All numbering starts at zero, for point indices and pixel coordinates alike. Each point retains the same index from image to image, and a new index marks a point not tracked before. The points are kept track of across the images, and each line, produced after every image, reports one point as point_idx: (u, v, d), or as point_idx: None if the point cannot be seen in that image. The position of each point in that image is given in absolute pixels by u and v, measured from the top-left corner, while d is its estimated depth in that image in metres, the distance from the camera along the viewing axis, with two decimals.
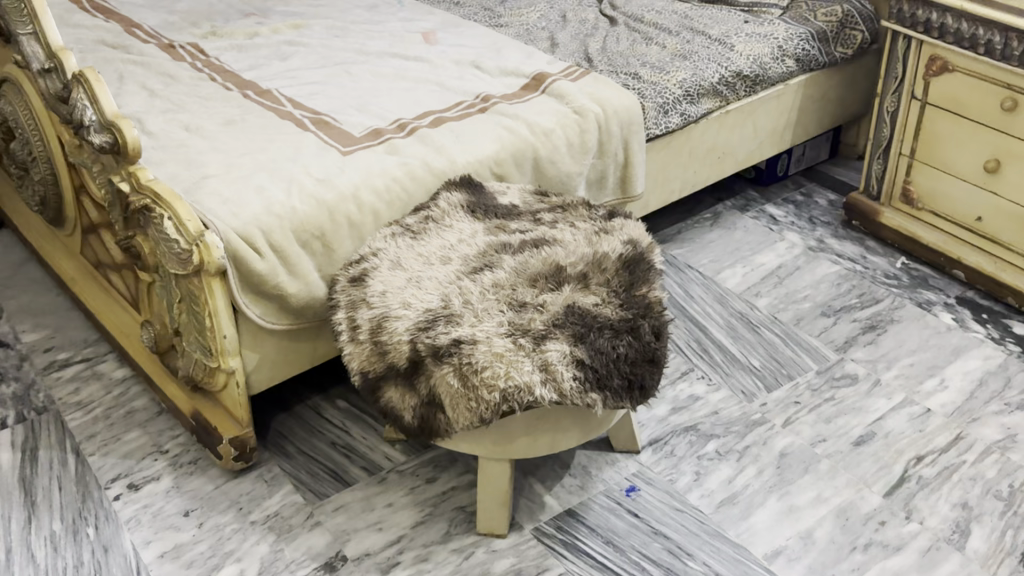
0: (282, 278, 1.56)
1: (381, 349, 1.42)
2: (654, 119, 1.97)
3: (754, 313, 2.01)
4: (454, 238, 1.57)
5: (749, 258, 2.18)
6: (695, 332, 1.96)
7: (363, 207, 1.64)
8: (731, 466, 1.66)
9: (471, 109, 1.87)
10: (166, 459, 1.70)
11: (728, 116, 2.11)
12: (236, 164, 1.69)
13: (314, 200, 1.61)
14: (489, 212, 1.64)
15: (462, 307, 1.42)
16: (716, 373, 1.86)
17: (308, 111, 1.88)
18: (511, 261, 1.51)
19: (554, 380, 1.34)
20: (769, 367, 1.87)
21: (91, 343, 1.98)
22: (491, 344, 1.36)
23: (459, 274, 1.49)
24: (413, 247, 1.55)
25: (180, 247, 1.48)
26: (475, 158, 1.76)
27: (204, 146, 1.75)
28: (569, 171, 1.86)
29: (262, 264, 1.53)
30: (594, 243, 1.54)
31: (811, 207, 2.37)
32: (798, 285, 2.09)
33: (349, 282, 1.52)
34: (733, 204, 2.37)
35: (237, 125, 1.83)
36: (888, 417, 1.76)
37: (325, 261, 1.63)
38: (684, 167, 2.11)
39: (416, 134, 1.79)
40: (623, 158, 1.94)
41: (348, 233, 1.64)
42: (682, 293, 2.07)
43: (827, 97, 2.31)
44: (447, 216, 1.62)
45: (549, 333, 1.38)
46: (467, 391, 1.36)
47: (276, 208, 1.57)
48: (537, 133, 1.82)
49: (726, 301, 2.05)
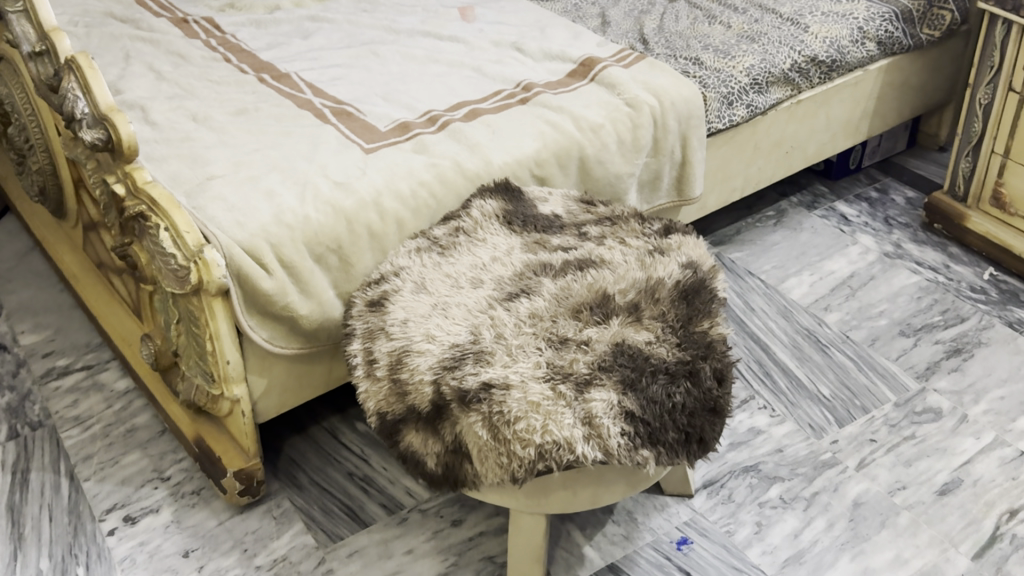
0: (293, 297, 1.38)
1: (400, 388, 1.24)
2: (716, 112, 1.75)
3: (823, 330, 1.81)
4: (488, 255, 1.38)
5: (817, 264, 1.97)
6: (756, 352, 1.76)
7: (386, 215, 1.45)
8: (798, 517, 1.46)
9: (510, 100, 1.67)
10: (167, 488, 1.54)
11: (799, 106, 1.88)
12: (246, 164, 1.51)
13: (331, 207, 1.42)
14: (527, 224, 1.44)
15: (493, 342, 1.24)
16: (780, 402, 1.66)
17: (329, 99, 1.68)
18: (551, 286, 1.31)
19: (598, 436, 1.15)
20: (840, 398, 1.66)
21: (93, 347, 1.82)
22: (526, 390, 1.18)
23: (491, 300, 1.30)
24: (440, 265, 1.36)
25: (177, 262, 1.31)
26: (514, 158, 1.55)
27: (212, 141, 1.57)
28: (618, 172, 1.65)
29: (270, 283, 1.35)
30: (647, 266, 1.34)
31: (886, 206, 2.14)
32: (872, 298, 1.88)
33: (366, 305, 1.33)
34: (799, 201, 2.15)
35: (249, 115, 1.64)
36: (976, 461, 1.55)
37: (342, 279, 1.44)
38: (748, 163, 1.89)
39: (447, 130, 1.59)
40: (680, 157, 1.73)
41: (368, 244, 1.45)
42: (742, 305, 1.86)
43: (908, 83, 2.07)
44: (479, 228, 1.43)
45: (594, 379, 1.19)
46: (497, 445, 1.17)
47: (286, 217, 1.39)
48: (584, 129, 1.62)
49: (791, 316, 1.84)
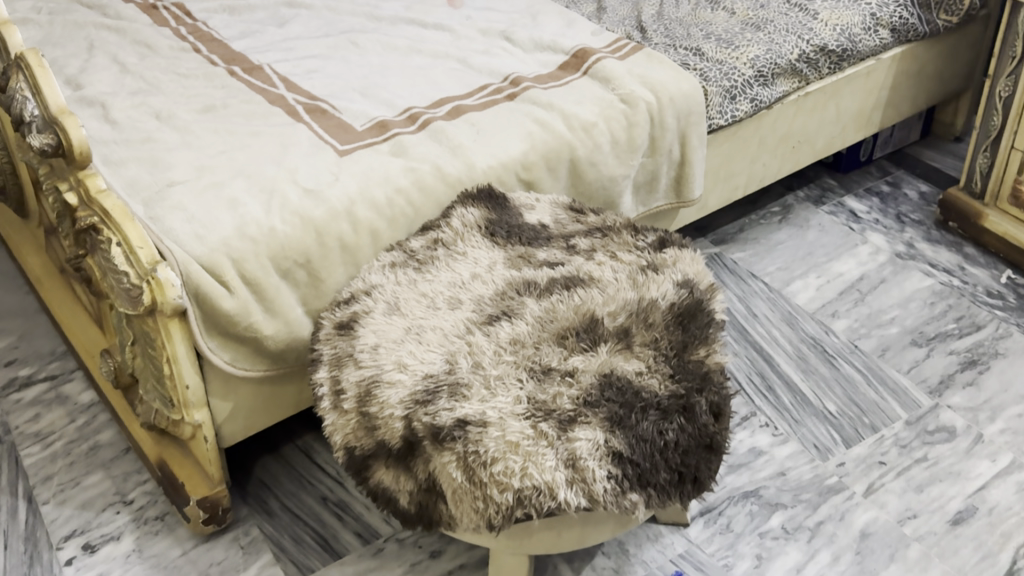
0: (257, 317, 1.27)
1: (369, 422, 1.14)
2: (718, 107, 1.63)
3: (830, 338, 1.70)
4: (468, 271, 1.27)
5: (824, 266, 1.86)
6: (758, 363, 1.65)
7: (359, 226, 1.35)
8: (801, 549, 1.37)
9: (496, 96, 1.56)
10: (129, 513, 1.45)
11: (807, 98, 1.76)
12: (210, 168, 1.40)
13: (299, 218, 1.31)
14: (512, 236, 1.33)
15: (470, 372, 1.13)
16: (783, 420, 1.56)
17: (303, 95, 1.57)
18: (535, 307, 1.21)
19: (583, 480, 1.05)
20: (847, 415, 1.56)
21: (58, 355, 1.72)
22: (504, 428, 1.08)
23: (469, 324, 1.19)
24: (416, 282, 1.26)
25: (130, 281, 1.21)
26: (499, 161, 1.44)
27: (175, 142, 1.46)
28: (612, 174, 1.54)
29: (232, 302, 1.25)
30: (639, 286, 1.23)
31: (898, 201, 2.02)
32: (883, 304, 1.77)
33: (334, 327, 1.22)
34: (806, 196, 2.04)
35: (217, 112, 1.53)
36: (992, 487, 1.45)
37: (312, 295, 1.33)
38: (752, 159, 1.77)
39: (428, 129, 1.48)
40: (678, 156, 1.61)
41: (340, 258, 1.34)
42: (744, 311, 1.76)
43: (924, 72, 1.94)
44: (460, 240, 1.33)
45: (579, 416, 1.08)
46: (473, 488, 1.07)
47: (250, 229, 1.28)
48: (575, 128, 1.51)
49: (796, 323, 1.73)
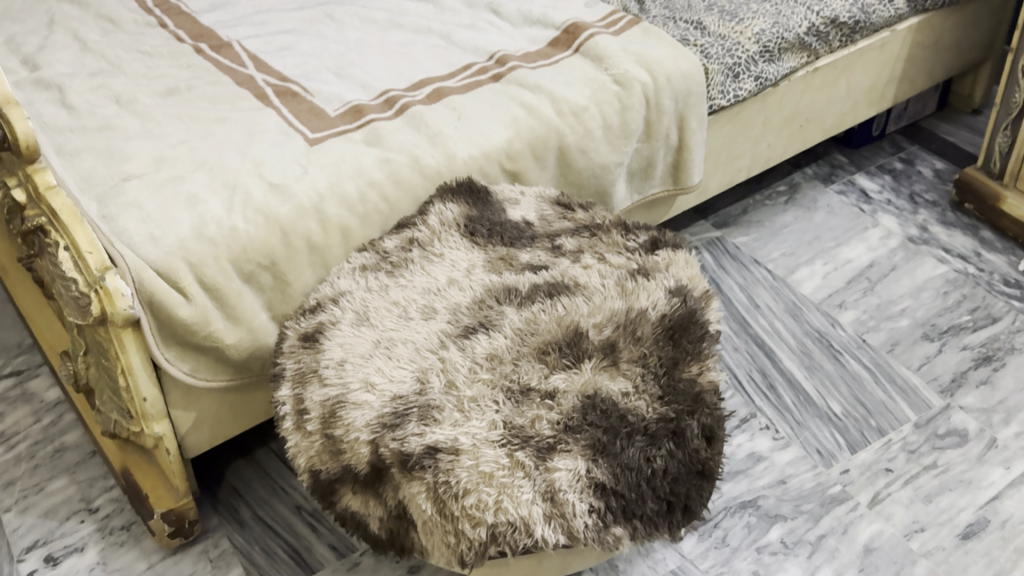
0: (217, 325, 1.19)
1: (334, 445, 1.06)
2: (720, 86, 1.52)
3: (837, 332, 1.61)
4: (444, 276, 1.18)
5: (832, 251, 1.76)
6: (759, 358, 1.57)
7: (328, 224, 1.25)
8: (801, 566, 1.29)
9: (480, 77, 1.45)
10: (94, 522, 1.38)
11: (816, 74, 1.65)
12: (170, 160, 1.31)
13: (263, 216, 1.22)
14: (493, 235, 1.24)
15: (443, 394, 1.05)
16: (784, 422, 1.47)
17: (274, 75, 1.47)
18: (515, 318, 1.12)
19: (562, 515, 0.97)
20: (853, 417, 1.48)
21: (24, 348, 1.64)
22: (477, 457, 0.99)
23: (443, 337, 1.11)
24: (388, 288, 1.17)
25: (78, 289, 1.12)
26: (481, 151, 1.34)
27: (135, 130, 1.36)
28: (604, 162, 1.44)
29: (189, 310, 1.16)
30: (628, 294, 1.14)
31: (911, 179, 1.92)
32: (892, 294, 1.68)
33: (298, 338, 1.14)
34: (814, 173, 1.93)
35: (180, 95, 1.43)
36: (1005, 497, 1.37)
37: (277, 299, 1.25)
38: (757, 140, 1.66)
39: (406, 115, 1.38)
40: (676, 141, 1.51)
41: (308, 259, 1.25)
42: (746, 301, 1.67)
43: (941, 43, 1.82)
44: (437, 241, 1.23)
45: (559, 443, 1.00)
46: (444, 522, 0.99)
47: (208, 230, 1.19)
48: (564, 113, 1.40)
49: (801, 315, 1.64)
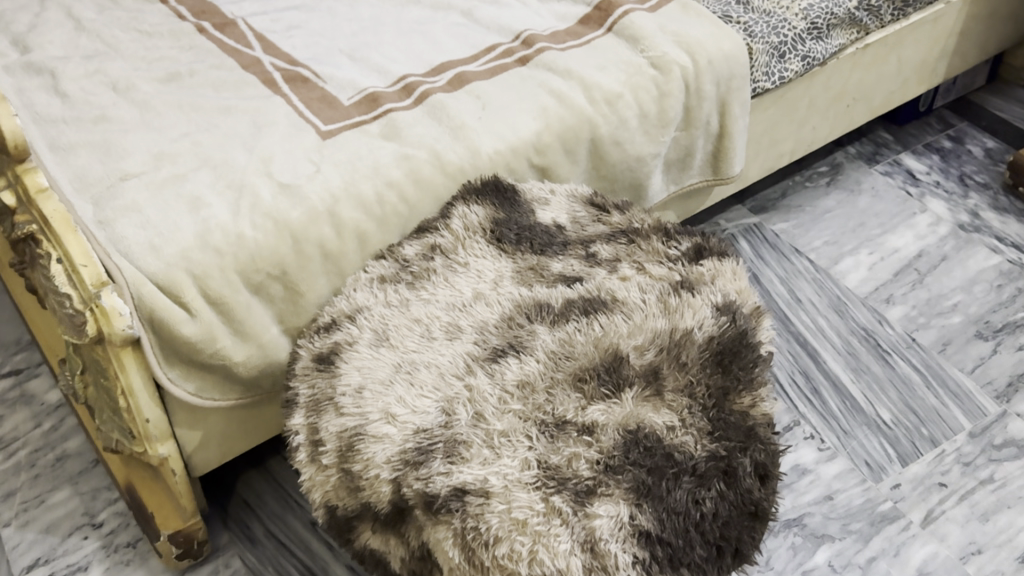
0: (224, 341, 1.10)
1: (352, 482, 0.97)
2: (764, 67, 1.41)
3: (885, 330, 1.51)
4: (470, 288, 1.09)
5: (877, 239, 1.66)
6: (802, 360, 1.47)
7: (343, 229, 1.16)
8: None
9: (505, 59, 1.34)
10: (98, 539, 1.31)
11: (865, 51, 1.53)
12: (171, 156, 1.21)
13: (272, 222, 1.12)
14: (522, 241, 1.14)
15: (470, 427, 0.96)
16: (830, 431, 1.38)
17: (282, 58, 1.36)
18: (548, 339, 1.02)
19: (603, 567, 0.88)
20: (903, 425, 1.39)
21: (23, 345, 1.56)
22: (509, 501, 0.90)
23: (469, 360, 1.01)
24: (409, 304, 1.07)
25: (72, 307, 1.03)
26: (507, 145, 1.24)
27: (132, 121, 1.26)
28: (639, 153, 1.33)
29: (193, 327, 1.07)
30: (671, 312, 1.04)
31: (961, 159, 1.81)
32: (943, 288, 1.58)
33: (312, 360, 1.04)
34: (857, 153, 1.83)
35: (182, 80, 1.33)
36: None
37: (289, 310, 1.15)
38: (801, 122, 1.55)
39: (425, 104, 1.27)
40: (716, 128, 1.40)
41: (322, 267, 1.16)
42: (787, 296, 1.57)
43: (996, 13, 1.70)
44: (461, 248, 1.13)
45: (599, 486, 0.91)
46: (472, 571, 0.90)
47: (213, 238, 1.09)
48: (597, 101, 1.29)
49: (846, 312, 1.54)
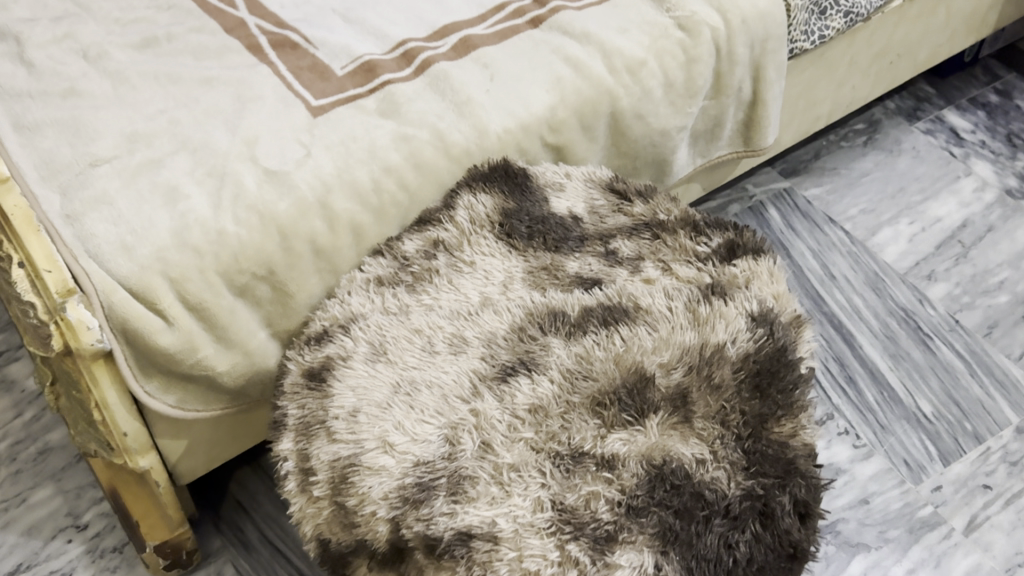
0: (206, 351, 1.00)
1: (347, 517, 0.88)
2: (803, 26, 1.26)
3: (925, 311, 1.41)
4: (477, 293, 0.98)
5: (918, 206, 1.54)
6: (837, 345, 1.37)
7: (336, 223, 1.05)
8: None
9: (515, 20, 1.21)
10: (83, 542, 1.23)
11: (914, 4, 1.38)
12: (146, 137, 1.09)
13: (257, 216, 1.01)
14: (533, 236, 1.03)
15: (476, 460, 0.86)
16: (867, 426, 1.28)
17: (269, 20, 1.23)
18: (564, 354, 0.92)
19: None
20: (946, 419, 1.29)
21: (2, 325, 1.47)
22: (520, 549, 0.81)
23: (476, 379, 0.91)
24: (409, 311, 0.97)
25: (36, 316, 0.93)
26: (518, 123, 1.12)
27: (103, 94, 1.14)
28: (663, 127, 1.21)
29: (171, 337, 0.97)
30: (701, 323, 0.93)
31: (1009, 116, 1.68)
32: (989, 263, 1.46)
33: (301, 376, 0.94)
34: (896, 108, 1.69)
35: (159, 47, 1.20)
36: None
37: (278, 313, 1.05)
38: (839, 83, 1.42)
39: (427, 74, 1.15)
40: (749, 95, 1.27)
41: (313, 264, 1.05)
42: (820, 271, 1.45)
43: None
44: (466, 245, 1.02)
45: (621, 532, 0.81)
46: None
47: (192, 236, 0.98)
48: (618, 70, 1.16)
49: (884, 290, 1.43)
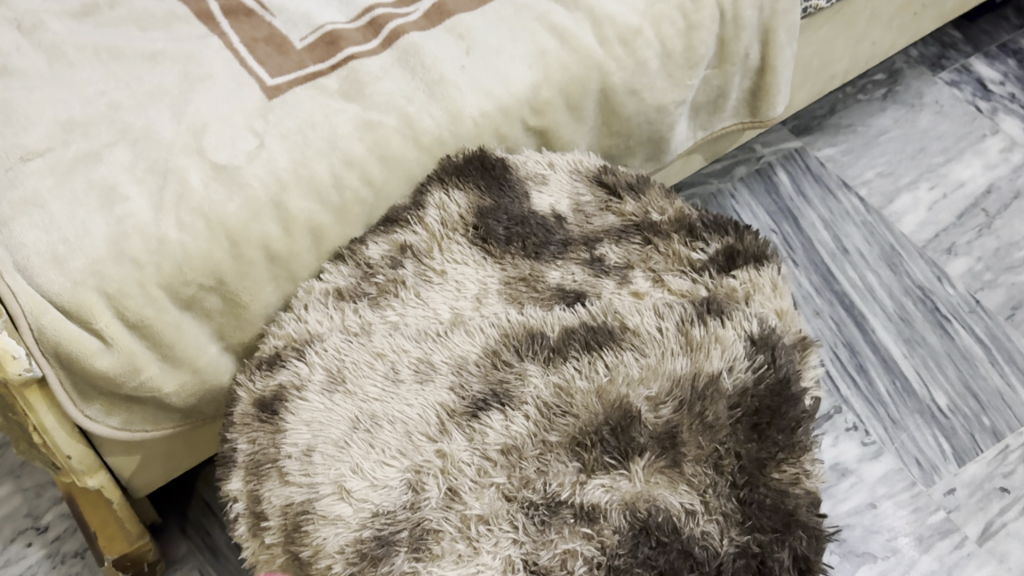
0: (151, 371, 0.91)
1: (301, 568, 0.79)
2: None
3: (944, 290, 1.30)
4: (447, 307, 0.90)
5: (939, 169, 1.42)
6: (847, 328, 1.27)
7: (293, 227, 0.95)
8: None
9: None
10: (43, 546, 1.17)
11: None
12: (83, 125, 0.95)
13: (204, 220, 0.90)
14: (512, 241, 0.93)
15: (441, 513, 0.76)
16: (877, 421, 1.20)
17: None
18: (540, 385, 0.83)
19: None
20: (962, 412, 1.20)
21: None
22: None
23: (443, 414, 0.82)
24: (371, 332, 0.88)
25: None
26: (497, 107, 1.01)
27: (37, 73, 1.00)
28: (659, 103, 1.10)
29: (110, 358, 0.87)
30: (694, 348, 0.84)
31: None
32: (1015, 235, 1.36)
33: (252, 406, 0.86)
34: (920, 56, 1.57)
35: (98, 15, 1.07)
36: None
37: (230, 325, 0.96)
38: (858, 39, 1.29)
39: (396, 48, 1.02)
40: (757, 61, 1.15)
41: (268, 272, 0.96)
42: (832, 244, 1.35)
43: None
44: (437, 251, 0.93)
45: None
46: None
47: (130, 244, 0.87)
48: (610, 41, 1.04)
49: (900, 266, 1.33)
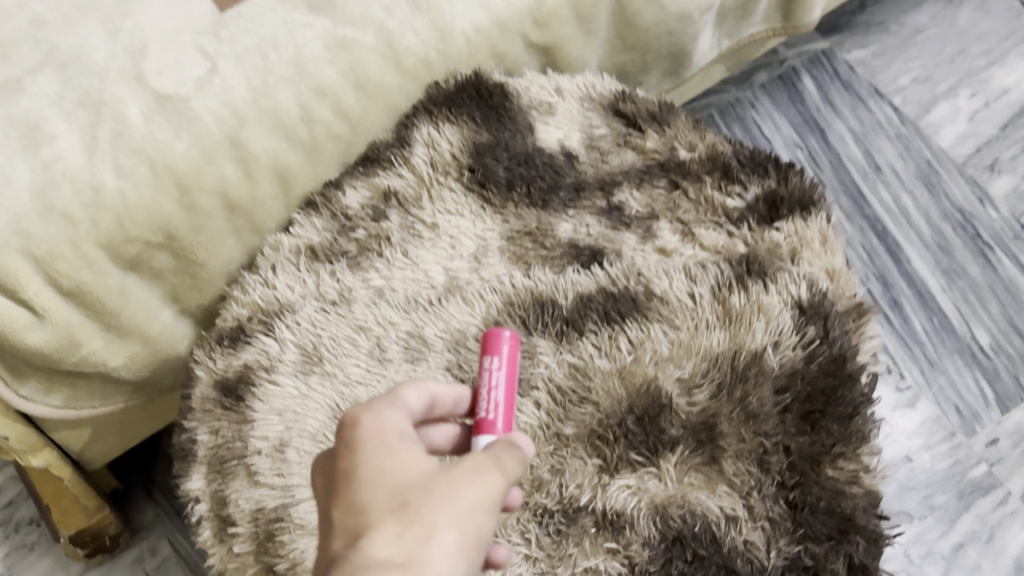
0: (93, 344, 0.76)
1: None
2: None
3: (987, 213, 1.18)
4: (439, 265, 0.78)
5: (981, 74, 1.27)
6: (880, 258, 1.14)
7: (256, 171, 0.79)
8: None
9: None
10: None
11: None
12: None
13: (149, 165, 0.73)
14: (514, 185, 0.81)
15: None
16: (913, 362, 1.08)
17: None
18: (554, 367, 0.70)
19: None
20: (1005, 353, 1.09)
21: None
22: None
23: None
24: (352, 301, 0.75)
25: None
26: (494, 21, 0.86)
27: None
28: (682, 11, 0.94)
29: (43, 333, 0.72)
30: (734, 320, 0.71)
31: None
32: None
33: (213, 389, 0.74)
34: None
35: None
36: None
37: (186, 286, 0.82)
38: None
39: None
40: None
41: (227, 224, 0.81)
42: (863, 160, 1.21)
43: None
44: (426, 199, 0.81)
45: None
46: None
47: (58, 195, 0.69)
48: None
49: (938, 185, 1.19)
